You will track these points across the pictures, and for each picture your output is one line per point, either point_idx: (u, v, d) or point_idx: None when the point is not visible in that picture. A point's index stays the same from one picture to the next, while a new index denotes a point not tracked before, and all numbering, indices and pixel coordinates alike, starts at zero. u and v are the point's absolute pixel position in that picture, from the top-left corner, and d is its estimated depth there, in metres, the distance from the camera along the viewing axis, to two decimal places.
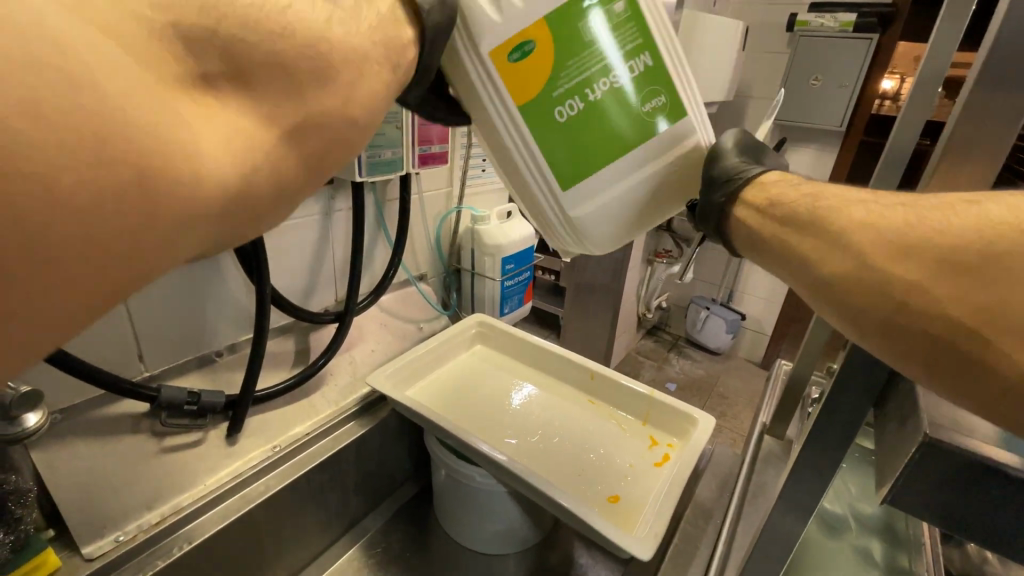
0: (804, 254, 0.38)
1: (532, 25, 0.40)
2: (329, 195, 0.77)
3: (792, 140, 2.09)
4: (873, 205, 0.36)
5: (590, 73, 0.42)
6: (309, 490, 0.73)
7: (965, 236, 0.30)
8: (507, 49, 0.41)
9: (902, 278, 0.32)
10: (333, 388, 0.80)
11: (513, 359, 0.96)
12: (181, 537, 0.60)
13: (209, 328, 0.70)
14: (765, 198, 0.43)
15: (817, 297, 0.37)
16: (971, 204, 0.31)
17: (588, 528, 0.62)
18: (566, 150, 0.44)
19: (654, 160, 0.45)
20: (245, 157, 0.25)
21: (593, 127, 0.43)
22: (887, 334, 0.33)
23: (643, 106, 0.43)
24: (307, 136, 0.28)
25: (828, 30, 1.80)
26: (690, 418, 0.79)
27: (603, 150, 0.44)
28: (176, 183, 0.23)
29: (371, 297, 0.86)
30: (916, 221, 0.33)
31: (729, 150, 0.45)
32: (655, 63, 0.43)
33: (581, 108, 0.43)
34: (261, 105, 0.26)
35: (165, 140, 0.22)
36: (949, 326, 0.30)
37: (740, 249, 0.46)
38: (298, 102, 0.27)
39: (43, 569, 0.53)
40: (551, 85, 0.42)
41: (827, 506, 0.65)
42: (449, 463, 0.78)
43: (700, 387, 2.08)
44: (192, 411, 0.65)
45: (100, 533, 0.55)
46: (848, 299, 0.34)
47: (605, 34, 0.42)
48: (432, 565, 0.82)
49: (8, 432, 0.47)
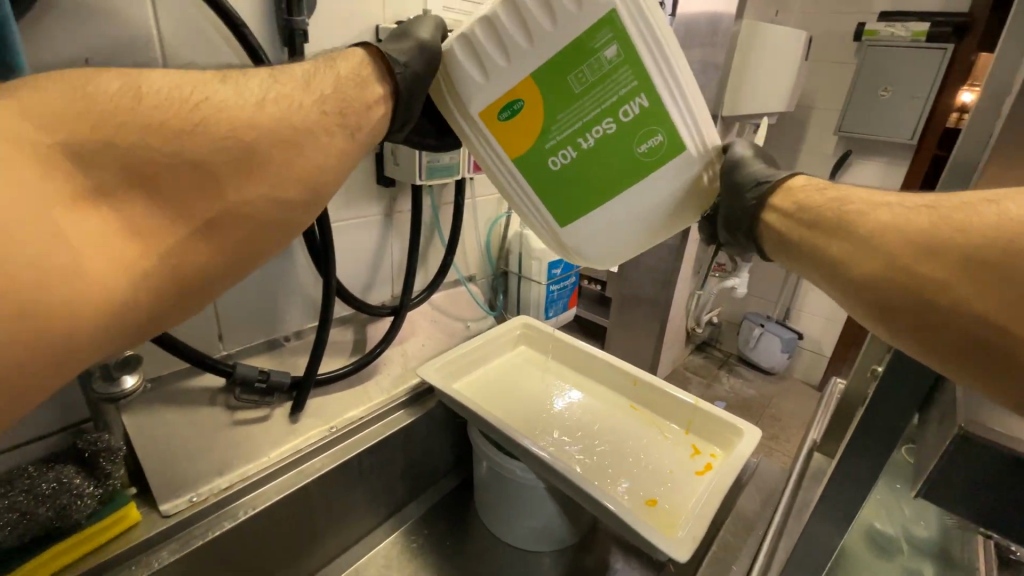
0: (836, 258, 0.40)
1: (517, 87, 0.50)
2: (391, 196, 0.83)
3: (859, 153, 1.99)
4: (896, 208, 0.38)
5: (578, 124, 0.51)
6: (359, 471, 0.78)
7: (986, 234, 0.31)
8: (498, 110, 0.52)
9: (930, 278, 0.33)
10: (385, 377, 0.85)
11: (556, 361, 0.98)
12: (246, 503, 0.66)
13: (279, 315, 0.77)
14: (793, 203, 0.47)
15: (852, 300, 0.39)
16: (988, 203, 0.33)
17: (627, 527, 0.63)
18: (563, 192, 0.54)
19: (651, 191, 0.52)
20: (137, 260, 0.33)
21: (585, 167, 0.53)
22: (919, 333, 0.34)
23: (640, 145, 0.50)
24: (225, 229, 0.38)
25: (899, 39, 1.73)
26: (736, 429, 0.78)
27: (597, 187, 0.53)
28: (75, 281, 0.29)
29: (426, 292, 0.91)
30: (940, 223, 0.34)
31: (749, 158, 0.51)
32: (649, 103, 0.49)
33: (574, 155, 0.52)
34: (168, 204, 0.35)
35: (60, 250, 0.29)
36: (980, 324, 0.31)
37: (773, 253, 0.49)
38: (219, 199, 0.37)
39: (125, 522, 0.58)
40: (544, 138, 0.52)
41: (879, 527, 0.62)
42: (492, 456, 0.80)
43: (751, 407, 2.01)
44: (262, 388, 0.71)
45: (176, 493, 0.61)
46: (883, 300, 0.36)
47: (596, 82, 0.49)
48: (469, 555, 0.84)
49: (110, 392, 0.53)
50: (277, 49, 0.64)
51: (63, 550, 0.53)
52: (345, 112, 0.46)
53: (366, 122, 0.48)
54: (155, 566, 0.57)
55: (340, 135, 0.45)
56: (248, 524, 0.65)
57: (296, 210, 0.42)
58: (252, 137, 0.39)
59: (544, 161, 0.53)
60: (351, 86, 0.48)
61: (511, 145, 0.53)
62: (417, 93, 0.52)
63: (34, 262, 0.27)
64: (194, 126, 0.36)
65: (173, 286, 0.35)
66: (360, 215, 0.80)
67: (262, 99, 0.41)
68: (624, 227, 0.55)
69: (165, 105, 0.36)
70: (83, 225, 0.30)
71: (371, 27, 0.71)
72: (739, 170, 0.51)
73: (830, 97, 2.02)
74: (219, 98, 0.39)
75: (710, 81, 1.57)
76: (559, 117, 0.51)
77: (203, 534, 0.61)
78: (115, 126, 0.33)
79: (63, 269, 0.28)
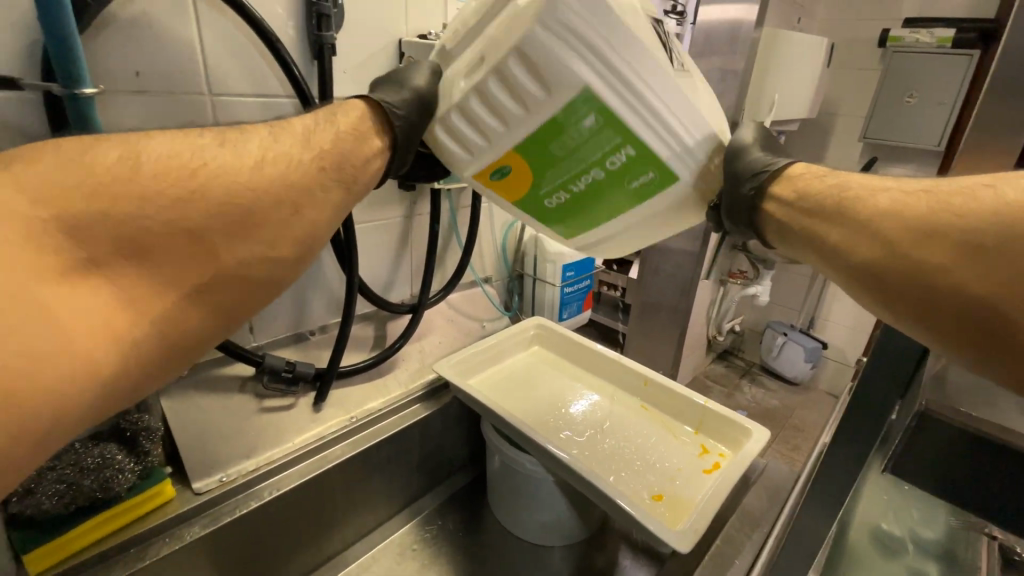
0: (834, 245, 0.41)
1: (503, 154, 0.51)
2: (411, 200, 0.87)
3: (885, 160, 1.97)
4: (896, 193, 0.39)
5: (567, 176, 0.53)
6: (377, 461, 0.82)
7: (981, 217, 0.33)
8: (490, 172, 0.54)
9: (927, 260, 0.35)
10: (403, 372, 0.89)
11: (568, 361, 1.00)
12: (270, 485, 0.70)
13: (306, 311, 0.81)
14: (794, 191, 0.48)
15: (854, 283, 0.40)
16: (986, 187, 0.34)
17: (635, 520, 0.64)
18: (568, 219, 0.58)
19: (649, 211, 0.55)
20: (123, 331, 0.32)
21: (582, 205, 0.55)
22: (921, 313, 0.36)
23: (634, 183, 0.52)
24: (215, 292, 0.38)
25: (924, 45, 1.71)
26: (745, 430, 0.79)
27: (598, 217, 0.57)
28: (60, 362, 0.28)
29: (444, 292, 0.95)
30: (937, 207, 0.36)
31: (751, 145, 0.52)
32: (636, 153, 0.49)
33: (567, 198, 0.55)
34: (156, 275, 0.34)
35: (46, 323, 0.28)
36: (977, 302, 0.33)
37: (773, 239, 0.51)
38: (206, 265, 0.37)
39: (161, 496, 0.63)
40: (537, 188, 0.55)
41: (884, 527, 0.63)
42: (504, 450, 0.83)
43: (772, 417, 1.97)
44: (288, 378, 0.76)
45: (208, 472, 0.67)
46: (886, 283, 0.37)
47: (582, 140, 0.49)
48: (480, 547, 0.87)
49: None
50: (307, 60, 0.69)
51: (107, 520, 0.58)
52: (341, 170, 0.46)
53: (365, 175, 0.49)
54: (187, 539, 0.62)
55: (338, 192, 0.46)
56: (273, 504, 0.69)
57: (287, 265, 0.43)
58: (246, 200, 0.39)
59: (540, 205, 0.57)
60: (347, 141, 0.48)
61: (508, 194, 0.56)
62: (412, 143, 0.53)
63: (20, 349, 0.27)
64: (188, 190, 0.36)
65: (159, 353, 0.35)
66: (381, 216, 0.84)
67: (262, 158, 0.41)
68: (624, 236, 0.60)
69: (157, 172, 0.36)
70: (76, 307, 0.30)
71: (393, 40, 0.76)
72: (740, 160, 0.51)
73: (855, 103, 2.00)
74: (217, 163, 0.39)
75: (729, 88, 1.58)
76: (547, 176, 0.53)
77: (232, 512, 0.66)
78: (109, 196, 0.33)
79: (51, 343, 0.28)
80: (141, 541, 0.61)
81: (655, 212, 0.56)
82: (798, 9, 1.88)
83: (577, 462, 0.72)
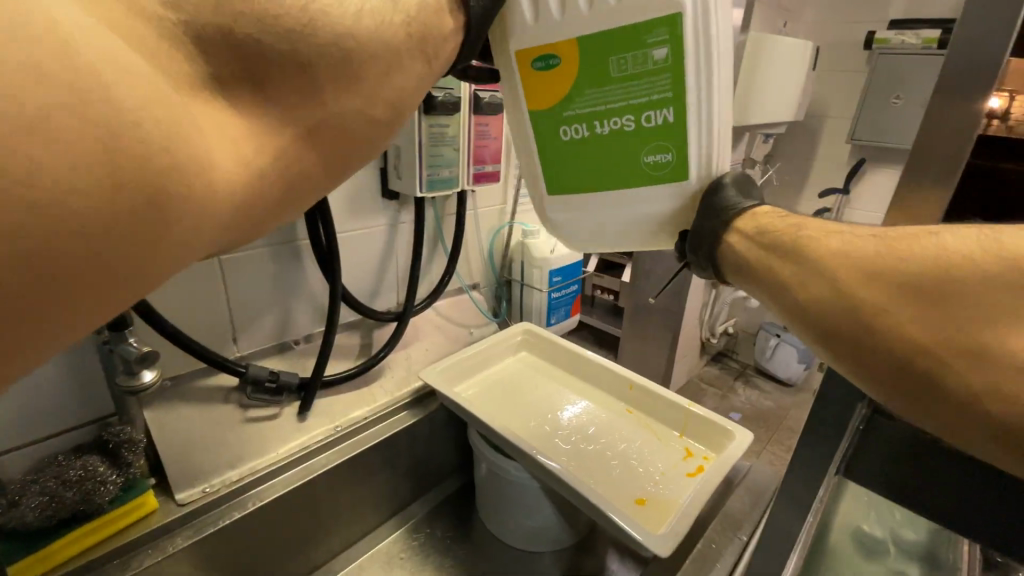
0: (785, 281, 0.40)
1: (561, 42, 0.51)
2: (395, 209, 0.88)
3: (873, 161, 1.98)
4: (848, 236, 0.37)
5: (603, 108, 0.52)
6: (363, 469, 0.82)
7: (922, 265, 0.31)
8: (534, 59, 0.53)
9: (869, 301, 0.33)
10: (389, 380, 0.90)
11: (555, 366, 1.01)
12: (254, 495, 0.70)
13: (290, 320, 0.81)
14: (754, 228, 0.47)
15: (799, 323, 0.39)
16: (931, 234, 0.32)
17: (615, 526, 0.65)
18: (571, 160, 0.57)
19: (651, 200, 0.54)
20: (246, 158, 0.29)
21: (591, 146, 0.55)
22: (860, 356, 0.34)
23: (650, 155, 0.51)
24: (319, 139, 0.33)
25: (909, 47, 1.73)
26: (727, 432, 0.79)
27: (592, 173, 0.56)
28: (186, 192, 0.26)
29: (429, 300, 0.95)
30: (885, 250, 0.34)
31: (729, 185, 0.49)
32: (673, 120, 0.49)
33: (585, 134, 0.54)
34: (272, 109, 0.30)
35: (177, 139, 0.25)
36: (915, 350, 0.31)
37: (729, 275, 0.49)
38: (320, 106, 0.32)
39: (143, 508, 0.63)
40: (563, 107, 0.54)
41: (865, 528, 0.63)
42: (489, 457, 0.83)
43: (766, 419, 1.98)
44: (272, 388, 0.76)
45: (191, 483, 0.66)
46: (832, 322, 0.35)
47: (645, 75, 0.49)
48: (468, 554, 0.87)
49: (130, 385, 0.56)
50: None
51: (85, 533, 0.58)
52: (430, 40, 0.38)
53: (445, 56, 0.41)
54: (169, 550, 0.62)
55: (419, 64, 0.38)
56: (257, 513, 0.70)
57: (383, 128, 0.38)
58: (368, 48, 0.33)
59: (556, 128, 0.56)
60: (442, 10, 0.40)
61: (537, 96, 0.55)
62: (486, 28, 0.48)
63: (152, 163, 0.24)
64: (317, 20, 0.30)
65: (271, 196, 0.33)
66: (365, 225, 0.84)
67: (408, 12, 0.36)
68: (597, 228, 0.59)
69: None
70: (208, 129, 0.27)
71: None
72: (717, 194, 0.49)
73: (842, 105, 2.02)
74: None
75: None
76: (587, 92, 0.52)
77: (216, 521, 0.66)
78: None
79: (179, 162, 0.25)
80: (122, 554, 0.60)
81: (654, 206, 0.54)
82: (784, 13, 1.89)
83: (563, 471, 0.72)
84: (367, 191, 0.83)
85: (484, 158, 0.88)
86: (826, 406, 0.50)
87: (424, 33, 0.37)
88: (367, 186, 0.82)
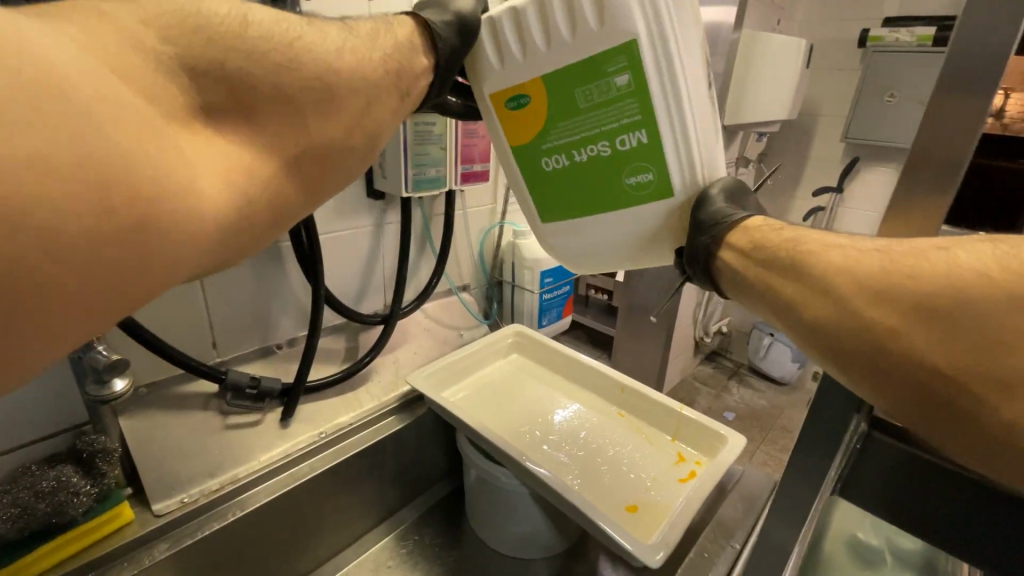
0: (788, 297, 0.38)
1: (529, 82, 0.51)
2: (381, 209, 0.86)
3: (867, 159, 1.98)
4: (851, 249, 0.36)
5: (578, 136, 0.51)
6: (350, 475, 0.80)
7: (936, 283, 0.29)
8: (507, 99, 0.53)
9: (880, 324, 0.31)
10: (376, 384, 0.88)
11: (546, 369, 0.99)
12: (235, 505, 0.68)
13: (272, 324, 0.79)
14: (750, 241, 0.44)
15: (803, 339, 0.37)
16: (942, 249, 0.31)
17: (607, 535, 0.63)
18: (558, 193, 0.56)
19: (637, 221, 0.53)
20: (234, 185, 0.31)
21: (576, 178, 0.54)
22: (872, 378, 0.32)
23: (632, 175, 0.50)
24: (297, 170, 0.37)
25: (903, 44, 1.71)
26: (720, 436, 0.78)
27: (583, 201, 0.54)
28: (179, 215, 0.27)
29: (416, 302, 0.93)
30: (891, 266, 0.32)
31: (717, 195, 0.48)
32: (648, 139, 0.48)
33: (565, 164, 0.53)
34: (256, 137, 0.33)
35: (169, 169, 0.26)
36: (930, 374, 0.29)
37: (727, 289, 0.47)
38: (297, 135, 0.36)
39: (118, 520, 0.60)
40: (541, 140, 0.54)
41: (861, 536, 0.62)
42: (479, 464, 0.81)
43: (759, 418, 1.97)
44: (253, 394, 0.74)
45: (169, 494, 0.64)
46: (835, 343, 0.34)
47: (607, 103, 0.48)
48: (457, 561, 0.85)
49: (100, 394, 0.54)
50: None
51: (59, 546, 0.56)
52: (399, 76, 0.44)
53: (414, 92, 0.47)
54: (146, 563, 0.60)
55: (391, 96, 0.44)
56: (238, 522, 0.67)
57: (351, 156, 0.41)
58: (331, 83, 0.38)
59: (539, 162, 0.55)
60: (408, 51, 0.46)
61: (514, 135, 0.55)
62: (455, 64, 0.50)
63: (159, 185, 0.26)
64: (288, 60, 0.35)
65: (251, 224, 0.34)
66: (350, 226, 0.82)
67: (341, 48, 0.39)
68: (600, 246, 0.57)
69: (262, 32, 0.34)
70: (206, 154, 0.29)
71: None
72: (706, 206, 0.48)
73: (836, 104, 2.01)
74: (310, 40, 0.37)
75: None
76: (560, 124, 0.52)
77: (191, 534, 0.64)
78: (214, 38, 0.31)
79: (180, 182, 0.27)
80: (94, 568, 0.58)
81: (641, 227, 0.53)
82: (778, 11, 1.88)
83: (555, 479, 0.70)
84: (353, 191, 0.81)
85: (473, 157, 0.86)
86: (822, 413, 0.48)
87: (392, 61, 0.43)
88: (352, 186, 0.80)
